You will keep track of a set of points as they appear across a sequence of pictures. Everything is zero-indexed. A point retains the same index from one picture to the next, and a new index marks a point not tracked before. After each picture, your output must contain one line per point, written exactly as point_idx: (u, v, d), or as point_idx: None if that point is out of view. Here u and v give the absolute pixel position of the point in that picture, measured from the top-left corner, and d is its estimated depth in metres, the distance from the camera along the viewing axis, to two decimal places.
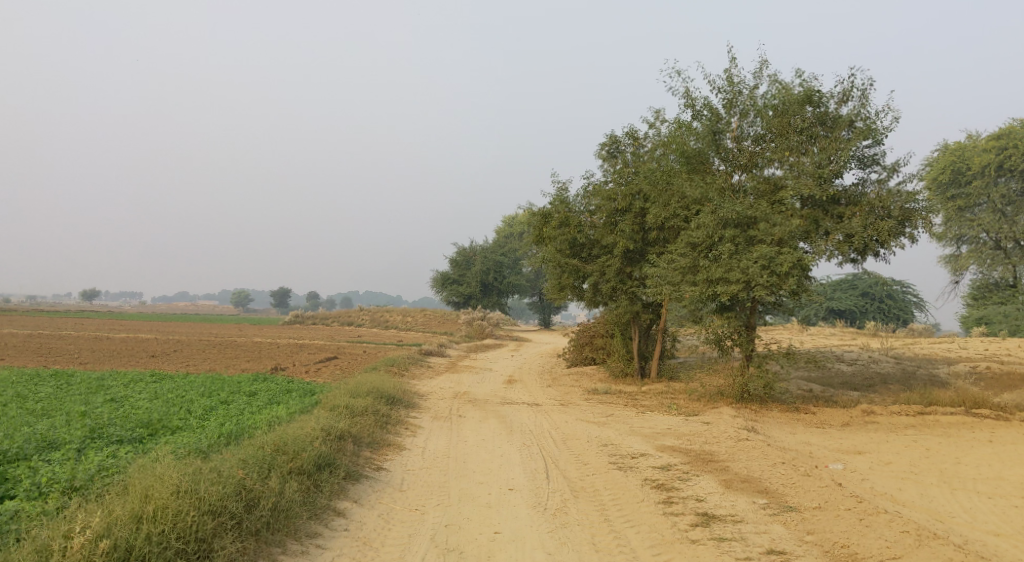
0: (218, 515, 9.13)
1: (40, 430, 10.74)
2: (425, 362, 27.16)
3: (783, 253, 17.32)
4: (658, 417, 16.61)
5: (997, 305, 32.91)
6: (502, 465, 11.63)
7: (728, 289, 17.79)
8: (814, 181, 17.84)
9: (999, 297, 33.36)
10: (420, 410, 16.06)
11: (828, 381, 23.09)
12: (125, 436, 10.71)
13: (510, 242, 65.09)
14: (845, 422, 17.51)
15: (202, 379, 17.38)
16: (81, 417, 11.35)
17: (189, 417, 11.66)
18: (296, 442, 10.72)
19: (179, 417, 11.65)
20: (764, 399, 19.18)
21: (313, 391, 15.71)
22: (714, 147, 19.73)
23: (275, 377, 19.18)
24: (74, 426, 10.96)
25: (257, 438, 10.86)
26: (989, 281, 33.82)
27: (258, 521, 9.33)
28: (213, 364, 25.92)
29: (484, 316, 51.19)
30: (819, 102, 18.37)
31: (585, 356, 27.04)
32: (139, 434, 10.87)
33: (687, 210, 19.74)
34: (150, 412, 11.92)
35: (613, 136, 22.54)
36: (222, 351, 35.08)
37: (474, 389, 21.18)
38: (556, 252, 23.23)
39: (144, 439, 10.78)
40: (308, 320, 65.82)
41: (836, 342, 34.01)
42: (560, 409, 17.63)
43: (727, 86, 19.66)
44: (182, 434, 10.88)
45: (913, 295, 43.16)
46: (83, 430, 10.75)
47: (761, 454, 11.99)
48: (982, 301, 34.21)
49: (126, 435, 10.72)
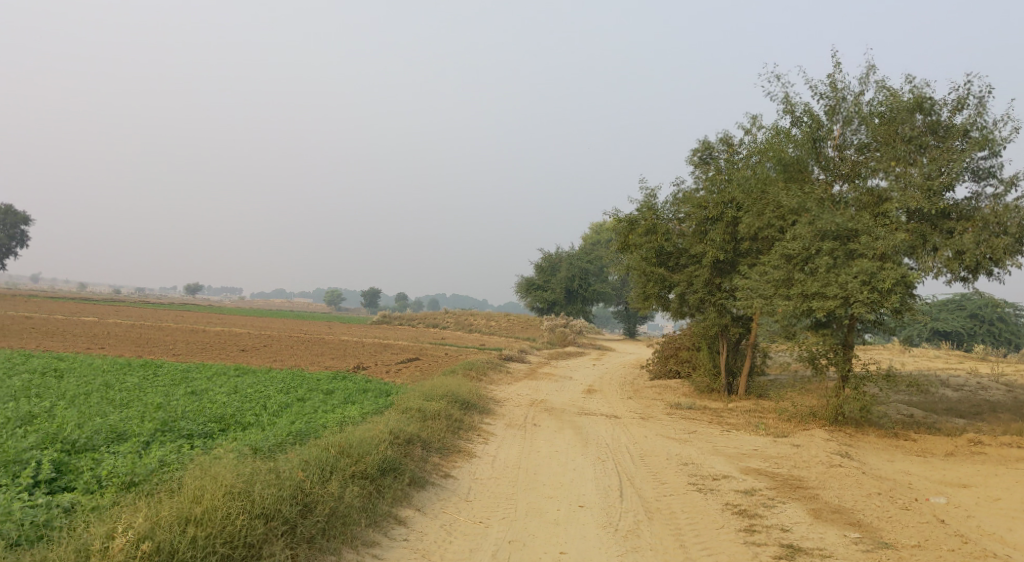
0: (270, 520, 9.02)
1: (113, 421, 10.91)
2: (505, 367, 26.93)
3: (886, 269, 16.31)
4: (743, 436, 15.85)
5: None
6: (573, 480, 11.19)
7: (824, 304, 16.89)
8: (922, 193, 16.68)
9: None
10: (495, 416, 15.76)
11: (930, 406, 21.71)
12: (194, 431, 10.79)
13: (597, 249, 64.41)
14: (948, 451, 16.34)
15: (282, 375, 17.56)
16: (156, 408, 11.51)
17: (261, 414, 11.67)
18: (362, 445, 10.56)
19: (251, 414, 11.67)
20: (860, 422, 18.14)
21: (389, 392, 15.63)
22: (814, 155, 18.84)
23: (354, 376, 19.22)
24: (145, 419, 11.10)
25: (324, 438, 10.76)
26: None
27: (312, 528, 9.18)
28: (298, 360, 26.31)
29: (569, 324, 50.73)
30: (930, 110, 17.23)
31: (670, 368, 26.29)
32: (208, 429, 10.94)
33: (783, 220, 18.88)
34: (225, 407, 12.00)
35: (706, 142, 21.84)
36: (309, 348, 35.77)
37: (552, 397, 20.77)
38: (642, 260, 22.63)
39: (212, 434, 10.83)
40: (395, 320, 66.67)
41: (940, 365, 32.11)
42: (639, 423, 17.05)
43: (831, 92, 18.73)
44: (250, 431, 10.88)
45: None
46: (154, 422, 10.87)
47: (855, 482, 11.19)
48: None
49: (195, 430, 10.82)
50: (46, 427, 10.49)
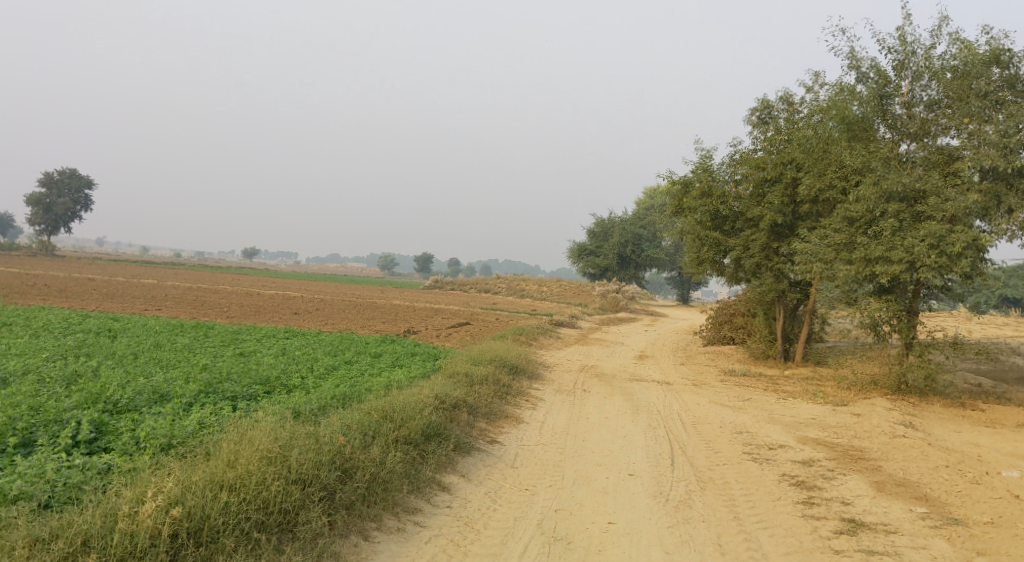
0: (307, 486, 8.93)
1: (157, 382, 10.96)
2: (556, 333, 26.64)
3: (956, 232, 15.51)
4: (800, 404, 15.35)
5: None
6: (623, 447, 10.89)
7: (888, 269, 16.18)
8: (997, 151, 15.78)
9: None
10: (544, 382, 15.52)
11: (999, 376, 20.81)
12: (238, 393, 10.79)
13: (650, 214, 63.43)
14: (1020, 423, 15.59)
15: (331, 338, 17.55)
16: (201, 369, 11.53)
17: (306, 377, 11.62)
18: (406, 410, 10.41)
19: (296, 376, 11.63)
20: (924, 392, 17.45)
21: (437, 356, 15.49)
22: (880, 113, 18.00)
23: (404, 340, 19.15)
24: (189, 380, 11.13)
25: (368, 402, 10.65)
26: None
27: (351, 495, 9.08)
28: (349, 324, 26.44)
29: (621, 289, 50.17)
30: (1008, 63, 16.29)
31: (724, 334, 25.72)
32: (251, 391, 10.92)
33: (846, 181, 18.11)
34: (271, 369, 11.97)
35: (766, 101, 21.08)
36: (361, 312, 35.98)
37: (603, 363, 20.45)
38: (696, 224, 22.04)
39: (256, 396, 10.82)
40: (447, 286, 66.84)
41: (1010, 334, 30.88)
42: (692, 390, 16.65)
43: (900, 45, 17.84)
44: (294, 394, 10.83)
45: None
46: (198, 383, 10.88)
47: (921, 454, 10.67)
48: None
49: (239, 392, 10.82)
50: (91, 387, 10.59)
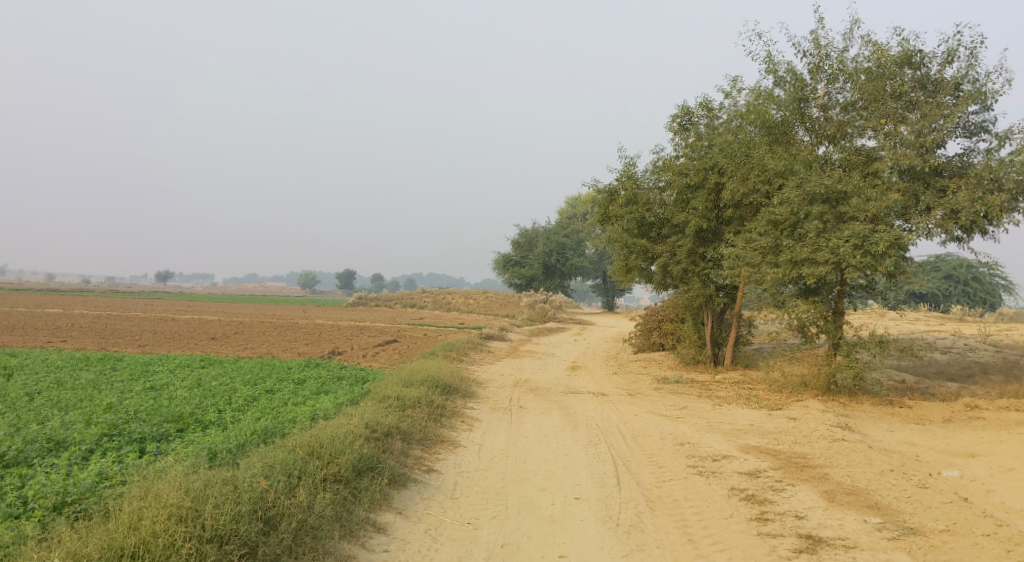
0: (223, 544, 8.19)
1: (53, 428, 10.01)
2: (486, 346, 26.14)
3: (879, 232, 15.68)
4: (737, 410, 15.24)
5: None
6: (566, 468, 10.46)
7: (815, 271, 16.24)
8: (914, 151, 16.06)
9: None
10: (478, 400, 15.00)
11: (920, 371, 21.27)
12: (147, 434, 9.96)
13: (573, 222, 63.61)
14: (946, 418, 15.86)
15: (251, 364, 16.63)
16: (106, 409, 10.63)
17: (223, 411, 10.83)
18: (334, 444, 9.75)
19: (213, 411, 10.83)
20: (853, 391, 17.54)
21: (366, 378, 14.81)
22: (798, 117, 18.15)
23: (330, 363, 18.36)
24: (90, 423, 10.23)
25: (292, 437, 9.94)
26: None
27: (278, 547, 8.36)
28: (270, 347, 25.39)
29: (547, 299, 50.03)
30: (921, 63, 16.55)
31: (653, 341, 25.67)
32: (161, 432, 10.09)
33: (769, 185, 18.17)
34: (184, 404, 11.12)
35: (686, 107, 21.09)
36: (283, 333, 34.74)
37: (536, 376, 20.06)
38: (622, 232, 21.87)
39: (167, 437, 9.99)
40: (372, 302, 65.64)
41: (923, 328, 31.87)
42: (628, 401, 16.38)
43: (814, 49, 18.05)
44: (209, 432, 10.05)
45: (998, 277, 40.24)
46: (101, 426, 10.00)
47: (864, 458, 10.59)
48: None
49: (148, 432, 9.99)
50: None
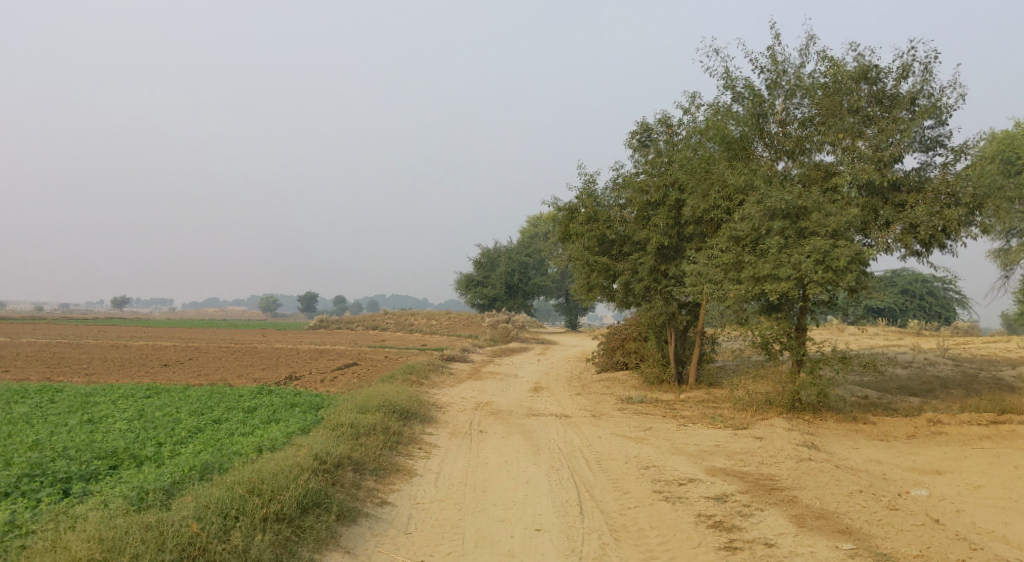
0: None
1: None
2: (447, 368, 25.66)
3: (839, 247, 15.59)
4: (702, 430, 14.96)
5: None
6: (527, 497, 10.05)
7: (777, 287, 16.08)
8: (872, 165, 16.05)
9: None
10: (437, 424, 14.53)
11: (882, 386, 21.25)
12: (73, 473, 9.33)
13: (534, 242, 63.47)
14: (910, 434, 15.76)
15: (201, 392, 15.98)
16: (31, 447, 9.98)
17: (161, 445, 10.24)
18: (278, 478, 9.23)
19: (149, 445, 10.24)
20: (816, 407, 17.58)
21: (319, 405, 14.26)
22: (757, 132, 18.11)
23: (284, 389, 17.75)
24: (12, 462, 9.57)
25: (234, 472, 9.40)
26: None
27: None
28: (224, 373, 24.61)
29: (510, 319, 49.67)
30: (877, 78, 16.57)
31: (616, 360, 25.40)
32: (90, 470, 9.47)
33: (729, 201, 18.04)
34: (120, 438, 10.50)
35: (645, 124, 20.99)
36: (240, 358, 33.90)
37: (497, 398, 19.62)
38: (583, 250, 21.62)
39: (96, 475, 9.38)
40: (333, 324, 64.69)
41: (882, 343, 32.06)
42: (592, 422, 16.04)
43: (771, 65, 18.04)
44: (143, 469, 9.48)
45: (952, 291, 40.86)
46: (22, 466, 9.36)
47: (832, 479, 10.35)
48: None
49: (75, 471, 9.36)
50: None
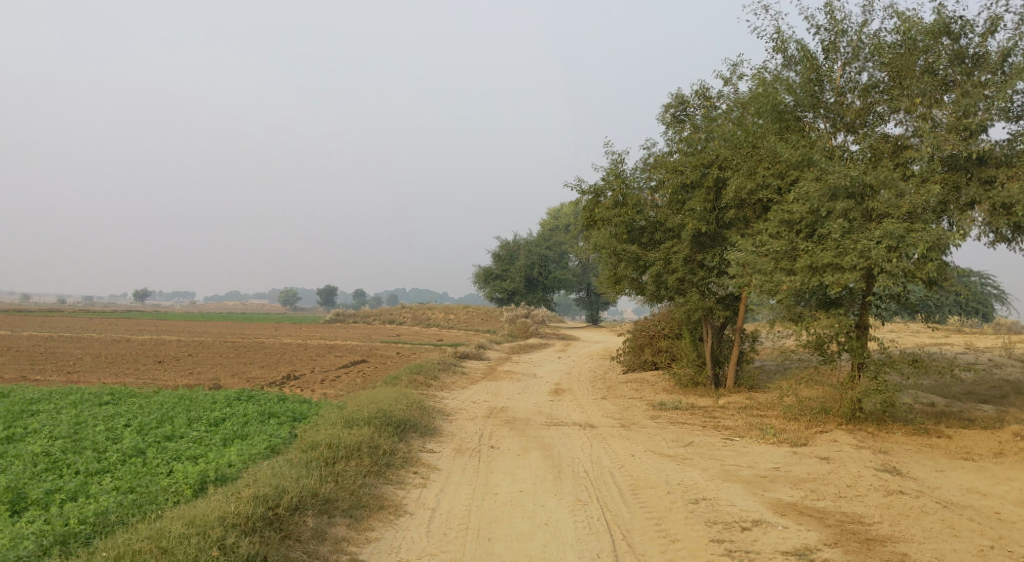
0: None
1: None
2: (460, 367, 23.54)
3: (915, 231, 13.25)
4: (754, 446, 12.74)
5: None
6: (547, 548, 7.98)
7: (839, 279, 13.75)
8: (956, 134, 13.63)
9: None
10: (438, 437, 12.40)
11: (947, 391, 18.87)
12: None
13: (554, 234, 61.13)
14: (996, 451, 13.42)
15: (170, 396, 13.94)
16: None
17: (63, 483, 8.44)
18: (185, 548, 7.32)
19: (47, 482, 8.46)
20: (880, 418, 15.28)
21: (302, 415, 12.16)
22: (813, 102, 15.79)
23: (271, 393, 15.66)
24: None
25: (131, 530, 7.61)
26: None
27: None
28: (217, 372, 22.64)
29: (529, 313, 47.47)
30: (961, 34, 14.16)
31: (644, 359, 23.08)
32: None
33: (781, 179, 15.69)
34: (17, 469, 8.72)
35: (680, 96, 18.72)
36: (241, 354, 31.97)
37: (513, 403, 17.41)
38: (610, 237, 19.35)
39: None
40: (348, 318, 62.77)
41: (932, 341, 29.56)
42: (622, 434, 13.86)
43: (829, 23, 15.68)
44: (18, 522, 7.67)
45: (993, 286, 38.37)
46: None
47: (944, 532, 8.28)
48: None
49: None
50: None
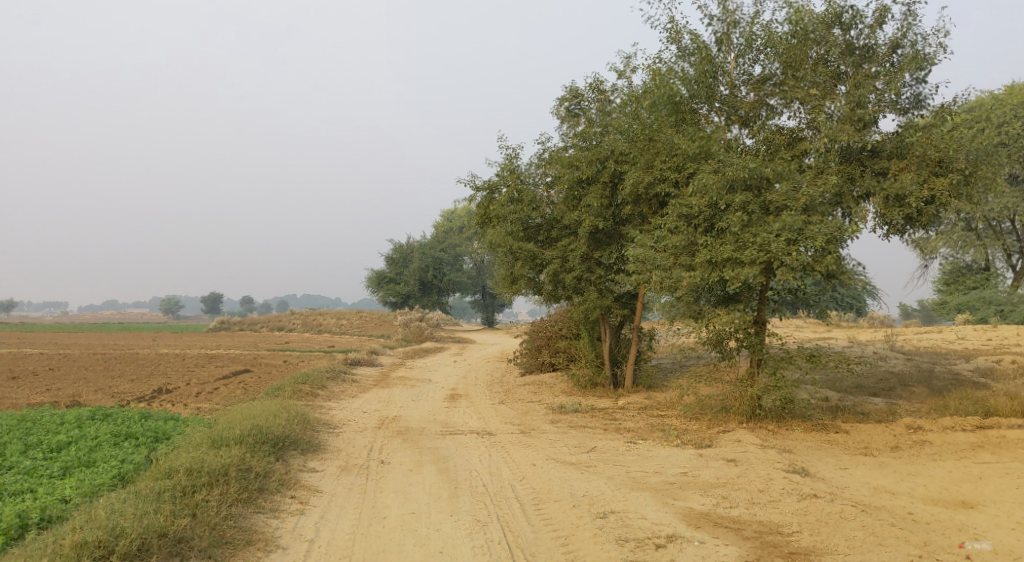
0: None
1: None
2: (350, 375, 22.24)
3: (813, 223, 13.05)
4: (659, 449, 12.23)
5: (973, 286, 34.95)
6: None
7: (739, 274, 13.39)
8: (850, 125, 13.52)
9: (973, 279, 35.37)
10: (322, 454, 11.32)
11: (839, 385, 19.04)
12: None
13: (448, 236, 60.16)
14: (893, 445, 13.40)
15: (11, 419, 12.26)
16: None
17: None
18: None
19: None
20: (779, 414, 15.01)
21: (163, 435, 10.84)
22: (707, 94, 15.50)
23: (134, 410, 14.05)
24: None
25: None
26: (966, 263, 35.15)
27: None
28: (77, 388, 20.45)
29: (424, 317, 46.28)
30: (851, 25, 14.13)
31: (541, 361, 22.45)
32: None
33: (678, 172, 15.31)
34: None
35: (574, 89, 18.15)
36: (108, 367, 29.42)
37: (406, 412, 16.39)
38: (505, 235, 18.57)
39: None
40: (233, 326, 59.73)
41: (817, 335, 30.29)
42: (521, 441, 13.10)
43: (722, 13, 15.41)
44: None
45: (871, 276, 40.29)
46: None
47: (864, 540, 8.16)
48: (958, 283, 36.18)
49: None
50: None
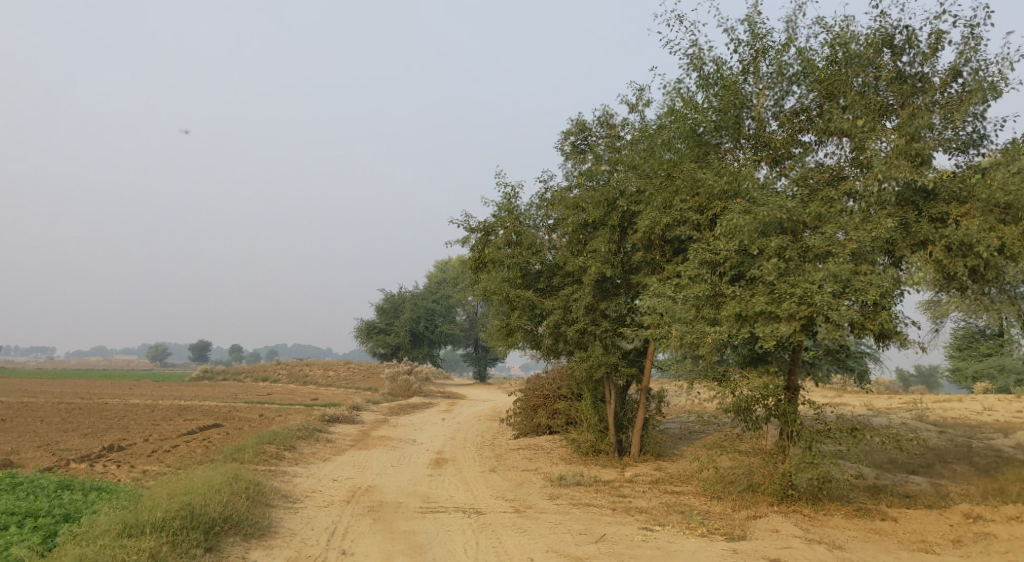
0: None
1: None
2: (325, 434, 20.02)
3: (863, 273, 11.24)
4: (683, 539, 10.17)
5: (989, 353, 32.93)
6: None
7: (775, 331, 11.45)
8: (904, 161, 11.74)
9: (987, 347, 33.45)
10: (268, 539, 9.33)
11: (871, 460, 16.92)
12: None
13: (441, 287, 58.27)
14: (953, 537, 11.35)
15: None
16: None
17: None
18: None
19: None
20: (814, 495, 12.93)
21: (73, 513, 8.86)
22: (733, 128, 13.74)
23: (58, 476, 11.85)
24: None
25: None
26: (975, 331, 33.21)
27: None
28: (18, 444, 18.15)
29: (412, 370, 44.10)
30: (902, 50, 12.56)
31: (537, 423, 20.30)
32: None
33: (700, 214, 13.51)
34: None
35: (581, 122, 16.36)
36: (68, 417, 27.06)
37: (383, 480, 14.26)
38: (501, 282, 16.62)
39: None
40: (216, 376, 57.29)
41: (832, 401, 28.16)
42: (517, 523, 11.01)
43: (751, 39, 13.74)
44: None
45: None
46: None
47: None
48: (970, 351, 34.29)
49: None
50: None
